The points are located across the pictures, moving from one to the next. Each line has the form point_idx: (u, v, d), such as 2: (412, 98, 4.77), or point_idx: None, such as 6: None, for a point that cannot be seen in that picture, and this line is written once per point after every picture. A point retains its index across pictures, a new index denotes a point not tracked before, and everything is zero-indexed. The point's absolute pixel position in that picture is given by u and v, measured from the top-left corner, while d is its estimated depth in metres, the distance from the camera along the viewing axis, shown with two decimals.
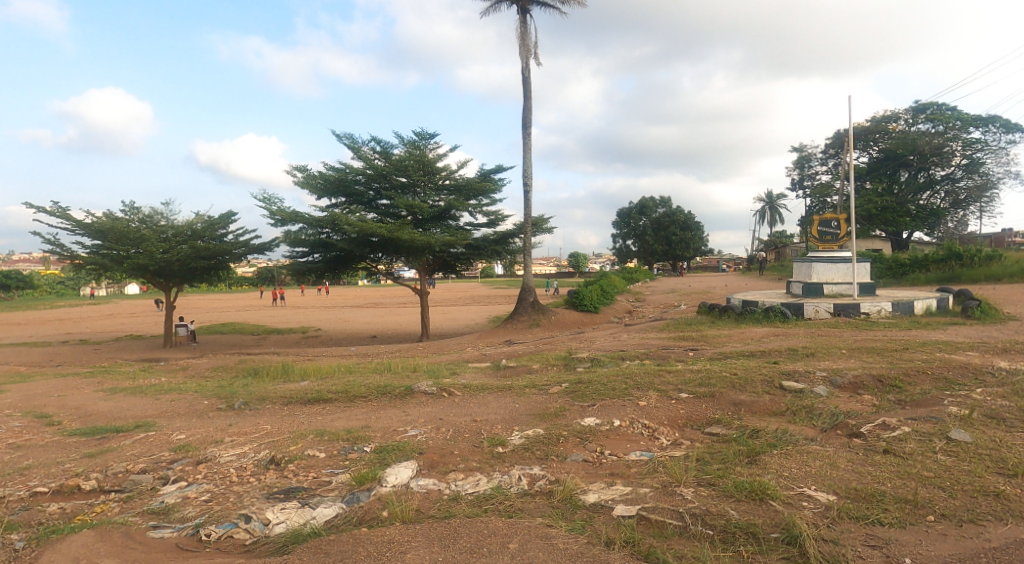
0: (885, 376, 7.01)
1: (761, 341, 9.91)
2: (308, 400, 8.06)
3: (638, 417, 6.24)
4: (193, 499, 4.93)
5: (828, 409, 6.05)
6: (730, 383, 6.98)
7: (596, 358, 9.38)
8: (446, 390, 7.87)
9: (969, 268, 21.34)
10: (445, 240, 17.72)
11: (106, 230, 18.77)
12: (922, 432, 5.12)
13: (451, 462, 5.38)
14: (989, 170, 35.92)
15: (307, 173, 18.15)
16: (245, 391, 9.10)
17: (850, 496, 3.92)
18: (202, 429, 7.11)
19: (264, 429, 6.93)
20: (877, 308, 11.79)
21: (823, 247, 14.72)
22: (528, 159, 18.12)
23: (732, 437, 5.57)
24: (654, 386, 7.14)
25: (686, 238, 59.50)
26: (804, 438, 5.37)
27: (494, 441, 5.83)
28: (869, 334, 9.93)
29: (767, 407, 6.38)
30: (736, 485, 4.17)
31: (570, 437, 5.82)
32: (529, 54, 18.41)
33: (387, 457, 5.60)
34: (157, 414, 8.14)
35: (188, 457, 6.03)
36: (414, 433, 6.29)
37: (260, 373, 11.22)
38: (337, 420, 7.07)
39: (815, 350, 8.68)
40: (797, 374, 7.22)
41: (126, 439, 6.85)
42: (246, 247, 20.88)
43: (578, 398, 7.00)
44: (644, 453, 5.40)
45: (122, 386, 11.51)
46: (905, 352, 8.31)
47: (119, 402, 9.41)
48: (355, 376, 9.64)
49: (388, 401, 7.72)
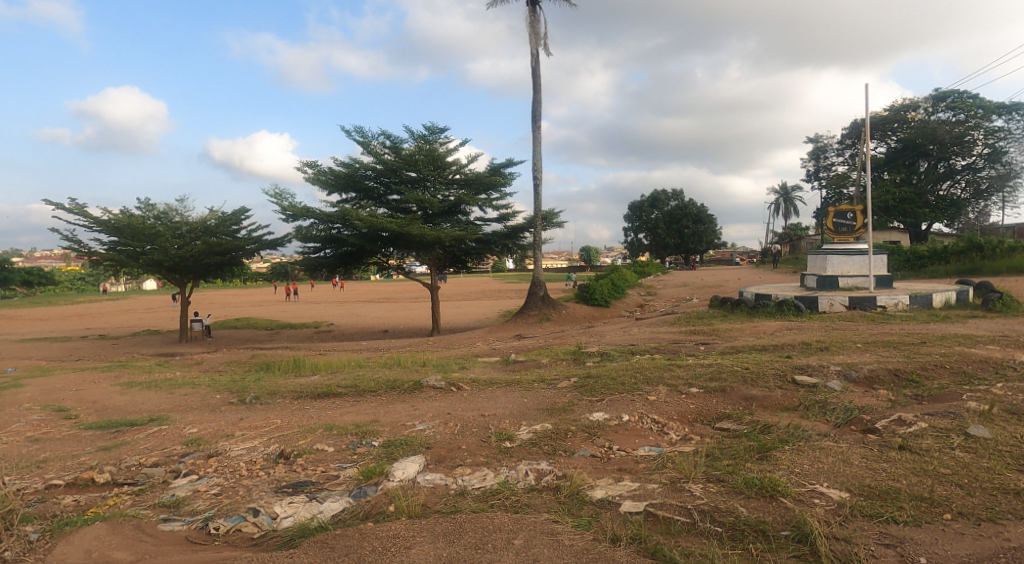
0: (902, 370, 6.89)
1: (775, 335, 9.78)
2: (317, 394, 8.08)
3: (647, 412, 6.18)
4: (203, 493, 4.92)
5: (843, 404, 5.97)
6: (742, 378, 6.89)
7: (606, 353, 9.30)
8: (455, 385, 7.84)
9: (991, 260, 20.92)
10: (455, 235, 17.71)
11: (122, 227, 18.98)
12: (939, 428, 5.02)
13: (458, 458, 5.36)
14: (1012, 159, 35.00)
15: (318, 168, 18.18)
16: (257, 386, 9.14)
17: (863, 494, 3.83)
18: (214, 423, 7.14)
19: (274, 423, 6.94)
20: (895, 301, 11.63)
21: (839, 239, 14.53)
22: (539, 152, 18.04)
23: (743, 433, 5.50)
24: (665, 381, 7.06)
25: (699, 231, 59.03)
26: (818, 434, 5.29)
27: (502, 436, 5.80)
28: (886, 328, 9.75)
29: (779, 402, 6.29)
30: (746, 483, 4.09)
31: (578, 432, 5.78)
32: (540, 47, 18.34)
33: (395, 452, 5.59)
34: (170, 408, 8.19)
35: (199, 451, 6.04)
36: (422, 427, 6.26)
37: (272, 368, 11.28)
38: (346, 414, 7.07)
39: (830, 345, 8.55)
40: (811, 369, 7.11)
41: (139, 433, 6.90)
42: (259, 243, 21.04)
43: (587, 393, 6.94)
44: (653, 449, 5.33)
45: (138, 381, 11.63)
46: (923, 346, 8.15)
47: (134, 397, 9.48)
48: (365, 371, 9.63)
49: (397, 396, 7.71)
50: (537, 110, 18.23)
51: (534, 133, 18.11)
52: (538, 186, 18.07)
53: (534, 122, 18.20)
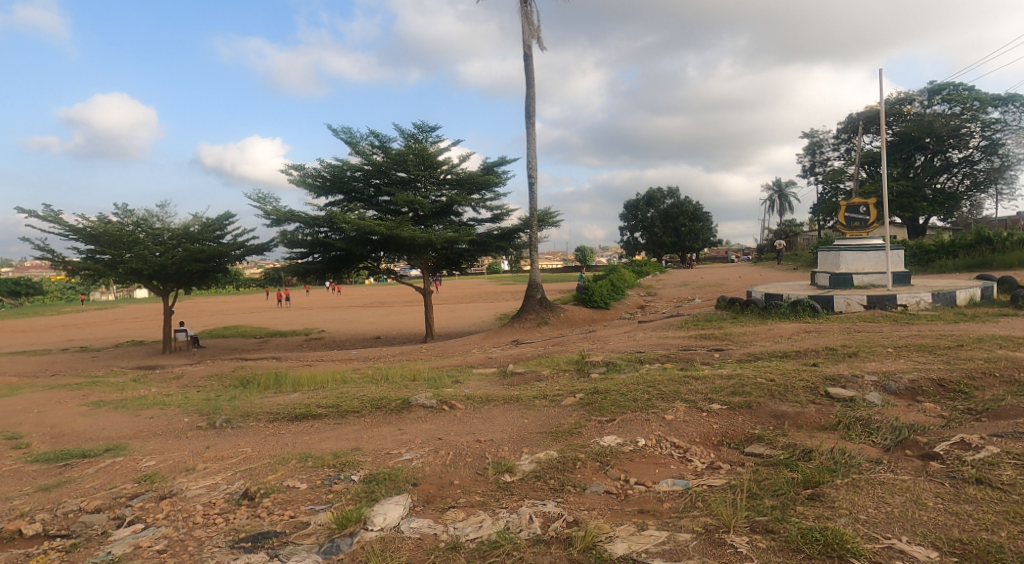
0: (946, 380, 6.16)
1: (794, 338, 9.04)
2: (295, 416, 7.26)
3: (665, 435, 5.44)
4: (144, 549, 4.13)
5: (889, 422, 5.25)
6: (769, 391, 6.14)
7: (613, 362, 8.54)
8: (447, 403, 7.06)
9: (1000, 253, 20.25)
10: (447, 237, 16.98)
11: (99, 234, 18.16)
12: (1014, 453, 4.29)
13: (450, 497, 4.60)
14: (1009, 151, 34.53)
15: (302, 170, 17.40)
16: (230, 406, 8.30)
17: (958, 554, 3.14)
18: (176, 453, 6.34)
19: (242, 453, 6.14)
20: (916, 299, 10.92)
21: (851, 235, 13.75)
22: (534, 149, 17.32)
23: (780, 460, 4.74)
24: (682, 396, 6.27)
25: (696, 229, 58.32)
26: (869, 461, 4.56)
27: (500, 467, 5.04)
28: (913, 330, 9.00)
29: (815, 420, 5.54)
30: (805, 536, 3.39)
31: (588, 461, 5.02)
32: (532, 38, 17.56)
33: (376, 490, 4.81)
34: (131, 434, 7.38)
35: (151, 491, 5.23)
36: (410, 457, 5.48)
37: (251, 384, 10.46)
38: (326, 441, 6.30)
39: (858, 350, 7.78)
40: (844, 380, 6.35)
41: (90, 467, 6.10)
42: (244, 248, 20.27)
43: (595, 412, 6.17)
44: (677, 482, 4.58)
45: (108, 400, 10.83)
46: (962, 350, 7.40)
47: (97, 419, 8.67)
48: (349, 387, 8.80)
49: (382, 418, 6.91)
50: (532, 105, 17.50)
51: (528, 129, 17.39)
52: (533, 185, 17.33)
53: (528, 118, 17.43)
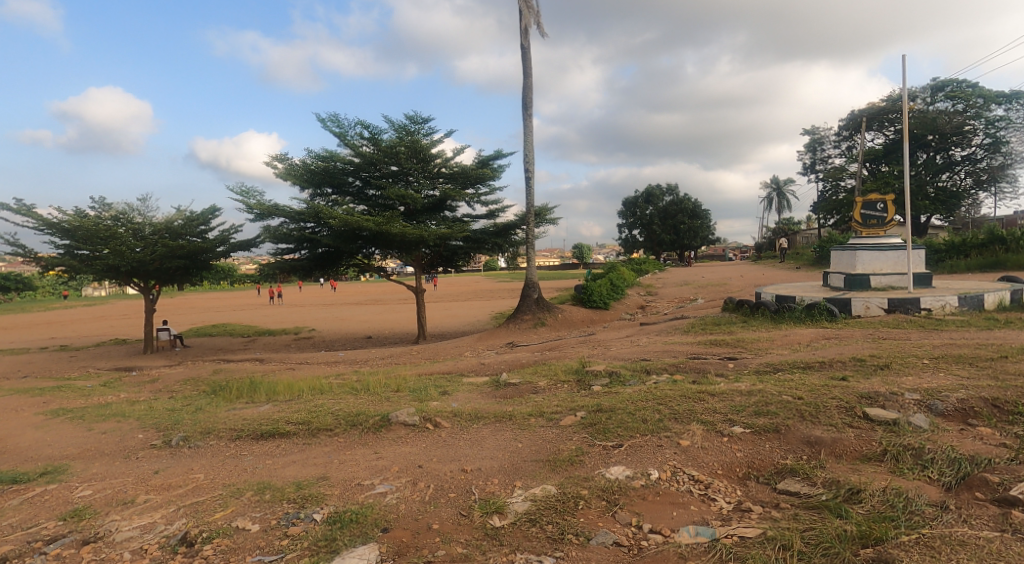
0: (1001, 400, 5.37)
1: (814, 346, 8.27)
2: (261, 434, 6.43)
3: (682, 466, 4.64)
4: None
5: (946, 452, 4.45)
6: (798, 413, 5.32)
7: (616, 373, 7.71)
8: (431, 421, 6.23)
9: (1015, 253, 19.50)
10: (440, 233, 16.15)
11: (74, 229, 17.29)
12: None
13: (428, 549, 3.83)
14: (1012, 149, 33.77)
15: (288, 162, 16.52)
16: (191, 420, 7.44)
17: None
18: (120, 479, 5.54)
19: (194, 481, 5.32)
20: (941, 303, 10.12)
21: (867, 233, 12.99)
22: (531, 141, 16.52)
23: (824, 503, 3.95)
24: (698, 417, 5.47)
25: (694, 227, 57.38)
26: (934, 505, 3.80)
27: (488, 506, 4.24)
28: (945, 337, 8.24)
29: (856, 449, 4.75)
30: None
31: (593, 500, 4.22)
32: (531, 24, 16.73)
33: (338, 537, 4.02)
34: (76, 454, 6.55)
35: (76, 532, 4.44)
36: (384, 491, 4.66)
37: (222, 391, 9.60)
38: (290, 467, 5.48)
39: (890, 361, 6.97)
40: (883, 399, 5.55)
41: (14, 498, 5.25)
42: (230, 243, 19.41)
43: (599, 436, 5.34)
44: (702, 530, 3.78)
45: (69, 407, 9.96)
46: (1008, 363, 6.62)
47: (46, 434, 7.80)
48: (326, 398, 7.98)
49: (357, 438, 6.09)
50: (529, 93, 16.67)
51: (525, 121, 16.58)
52: (530, 180, 16.52)
53: (525, 110, 16.62)
